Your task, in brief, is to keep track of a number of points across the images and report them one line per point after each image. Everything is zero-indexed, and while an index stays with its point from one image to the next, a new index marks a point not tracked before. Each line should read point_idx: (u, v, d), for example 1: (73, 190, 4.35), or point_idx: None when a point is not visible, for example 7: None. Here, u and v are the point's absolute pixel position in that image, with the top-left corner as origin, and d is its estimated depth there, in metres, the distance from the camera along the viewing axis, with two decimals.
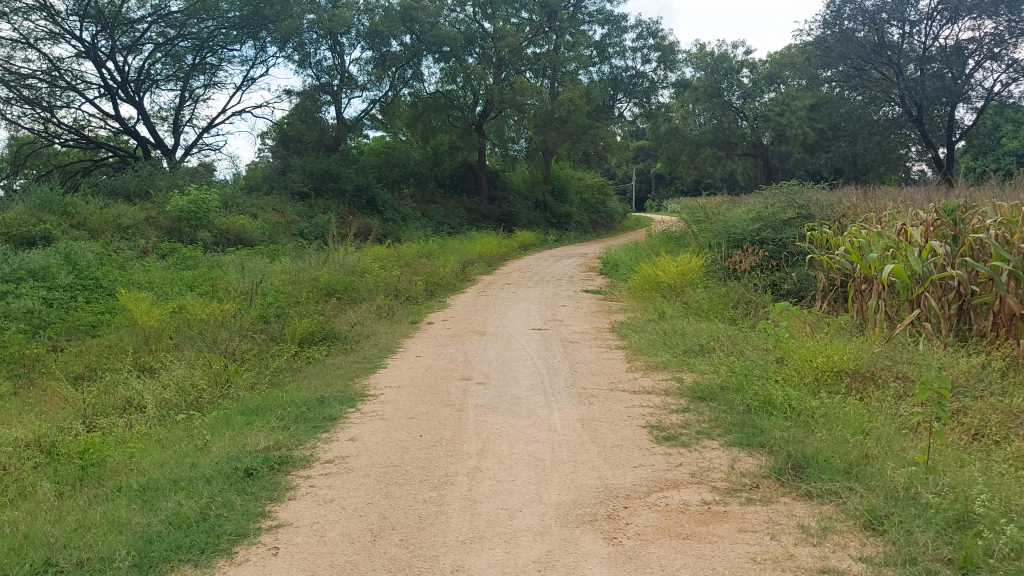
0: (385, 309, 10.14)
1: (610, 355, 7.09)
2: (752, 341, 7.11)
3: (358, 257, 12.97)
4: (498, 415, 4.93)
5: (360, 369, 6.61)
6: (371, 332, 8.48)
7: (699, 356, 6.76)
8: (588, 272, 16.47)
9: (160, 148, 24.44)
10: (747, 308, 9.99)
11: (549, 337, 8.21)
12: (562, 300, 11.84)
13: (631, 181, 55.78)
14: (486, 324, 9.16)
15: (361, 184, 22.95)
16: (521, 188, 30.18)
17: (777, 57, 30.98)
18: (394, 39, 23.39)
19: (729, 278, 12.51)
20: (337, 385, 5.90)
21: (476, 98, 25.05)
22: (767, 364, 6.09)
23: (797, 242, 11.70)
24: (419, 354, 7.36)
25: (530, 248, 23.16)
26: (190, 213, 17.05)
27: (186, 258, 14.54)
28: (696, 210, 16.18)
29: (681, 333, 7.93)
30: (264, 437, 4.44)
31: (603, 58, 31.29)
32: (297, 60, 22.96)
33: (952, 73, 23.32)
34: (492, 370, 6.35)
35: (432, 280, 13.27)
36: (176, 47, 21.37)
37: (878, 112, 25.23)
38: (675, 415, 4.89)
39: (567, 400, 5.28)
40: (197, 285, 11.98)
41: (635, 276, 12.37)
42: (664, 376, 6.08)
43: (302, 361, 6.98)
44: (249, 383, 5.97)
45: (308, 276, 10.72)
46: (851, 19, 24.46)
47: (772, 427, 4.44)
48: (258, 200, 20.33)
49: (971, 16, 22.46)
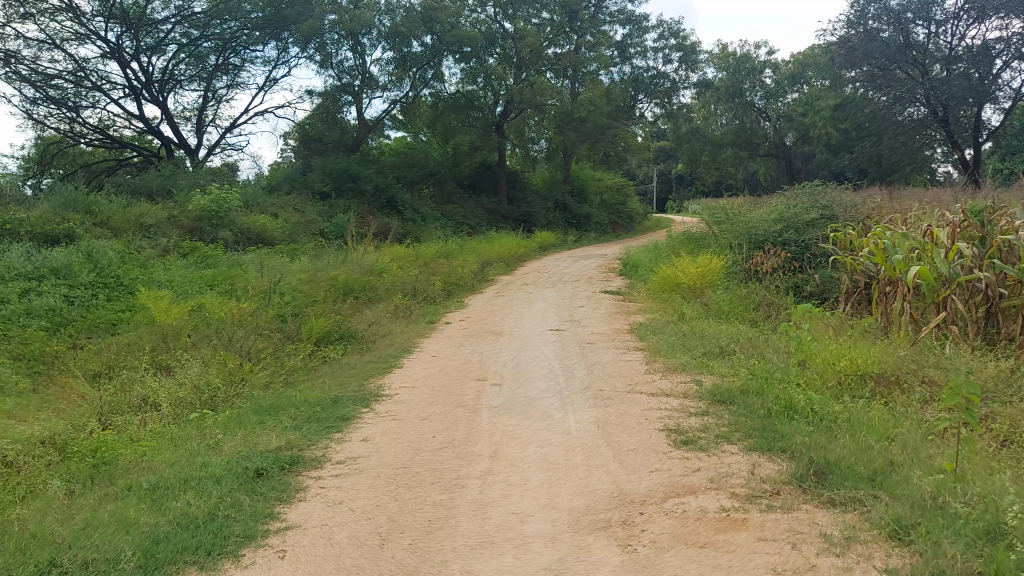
0: (402, 309, 10.12)
1: (628, 356, 6.99)
2: (773, 344, 6.97)
3: (376, 257, 12.98)
4: (512, 416, 4.86)
5: (375, 369, 6.57)
6: (387, 332, 8.44)
7: (718, 358, 6.65)
8: (607, 273, 16.35)
9: (183, 147, 24.66)
10: (768, 310, 9.84)
11: (566, 338, 8.13)
12: (580, 300, 11.76)
13: (652, 182, 55.56)
14: (503, 325, 9.10)
15: (380, 184, 23.00)
16: (541, 189, 30.09)
17: (801, 57, 30.72)
18: (415, 40, 23.43)
19: (750, 279, 12.35)
20: (350, 385, 5.85)
21: (496, 98, 25.03)
22: (789, 367, 5.97)
23: (820, 244, 11.54)
24: (435, 354, 7.31)
25: (548, 249, 23.10)
26: (211, 212, 17.17)
27: (207, 257, 14.64)
28: (717, 211, 16.05)
29: (701, 335, 7.81)
30: (275, 437, 4.41)
31: (624, 59, 31.20)
32: (318, 61, 23.08)
33: (979, 73, 23.12)
34: (507, 371, 6.29)
35: (450, 280, 13.23)
36: (199, 47, 21.51)
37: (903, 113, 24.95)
38: (693, 418, 4.79)
39: (582, 402, 5.20)
40: (216, 283, 12.02)
41: (654, 277, 12.25)
42: (682, 378, 5.98)
43: (318, 360, 6.95)
44: (263, 383, 5.95)
45: (326, 276, 10.73)
46: (876, 19, 24.36)
47: (794, 432, 4.33)
48: (278, 199, 20.43)
49: (998, 16, 22.18)
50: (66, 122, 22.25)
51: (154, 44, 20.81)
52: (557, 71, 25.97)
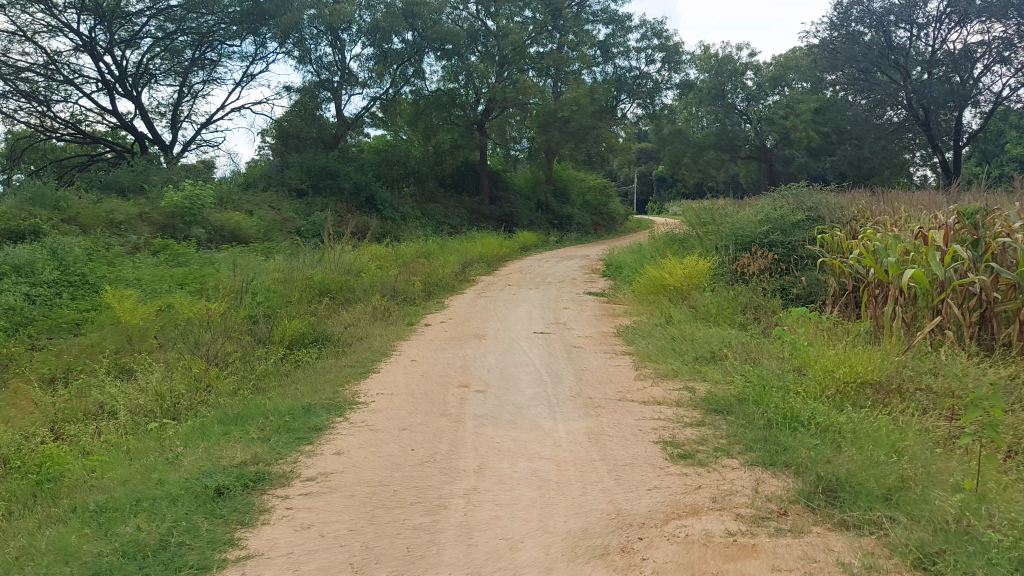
0: (381, 310, 9.76)
1: (617, 361, 6.70)
2: (767, 349, 6.71)
3: (355, 256, 12.61)
4: (497, 426, 4.55)
5: (351, 374, 6.22)
6: (366, 335, 8.09)
7: (711, 363, 6.38)
8: (591, 274, 16.13)
9: (158, 144, 24.12)
10: (757, 313, 9.61)
11: (552, 341, 7.82)
12: (564, 302, 11.48)
13: (634, 183, 55.57)
14: (486, 328, 8.78)
15: (360, 183, 22.56)
16: (523, 189, 29.81)
17: (782, 60, 30.72)
18: (396, 36, 23.04)
19: (736, 281, 12.12)
20: (324, 392, 5.51)
21: (478, 96, 24.71)
22: (785, 374, 5.71)
23: (808, 246, 11.33)
24: (414, 359, 6.98)
25: (531, 249, 22.82)
26: (184, 209, 16.69)
27: (179, 254, 14.19)
28: (701, 212, 15.85)
29: (690, 339, 7.54)
30: (240, 450, 4.07)
31: (607, 59, 31.07)
32: (297, 56, 22.63)
33: (960, 77, 23.13)
34: (491, 376, 5.98)
35: (430, 280, 12.90)
36: (175, 42, 21.04)
37: (883, 116, 24.96)
38: (689, 430, 4.50)
39: (572, 412, 4.90)
40: (187, 283, 11.60)
41: (640, 278, 11.99)
42: (674, 386, 5.70)
43: (292, 365, 6.60)
44: (231, 389, 5.58)
45: (302, 275, 10.36)
46: (859, 21, 24.29)
47: (798, 445, 4.05)
48: (255, 197, 19.97)
49: (980, 19, 22.14)
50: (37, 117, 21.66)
51: (128, 37, 20.30)
52: (540, 70, 25.70)
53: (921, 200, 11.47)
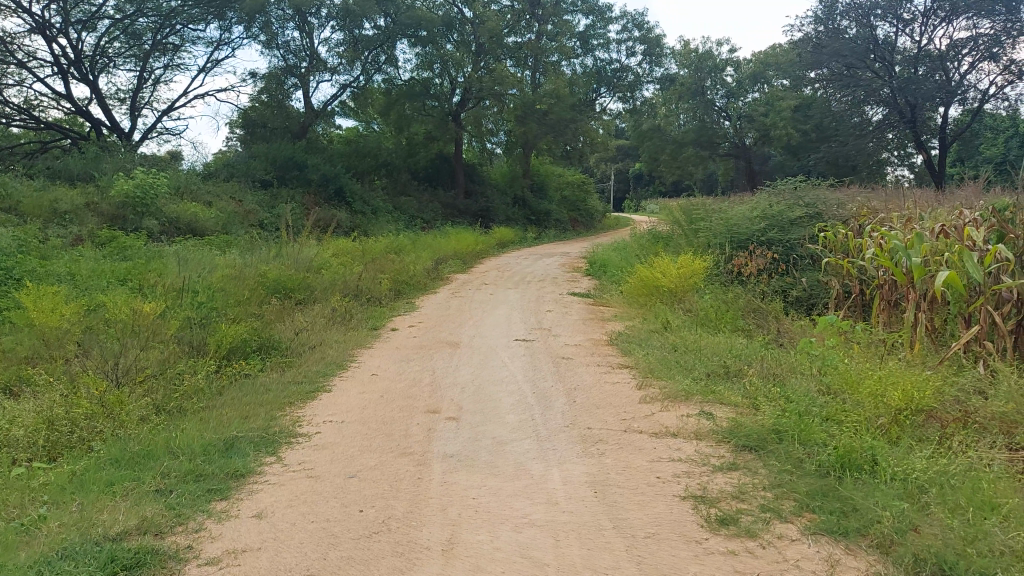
0: (340, 311, 8.68)
1: (613, 379, 5.67)
2: (790, 363, 5.71)
3: (317, 251, 11.47)
4: (472, 473, 3.52)
5: (295, 393, 5.14)
6: (320, 342, 7.01)
7: (726, 382, 5.39)
8: (573, 273, 15.12)
9: (117, 132, 22.74)
10: (759, 319, 8.67)
11: (536, 352, 6.76)
12: (546, 304, 10.49)
13: (611, 181, 54.83)
14: (460, 334, 7.72)
15: (328, 174, 21.34)
16: (499, 183, 28.69)
17: (762, 56, 29.84)
18: (368, 22, 21.91)
19: (733, 282, 11.17)
20: (257, 420, 4.42)
21: (454, 86, 23.63)
22: (819, 396, 4.72)
23: (809, 244, 10.42)
24: (373, 373, 5.89)
25: (507, 246, 21.79)
26: (137, 199, 15.43)
27: (126, 247, 12.96)
28: (687, 207, 14.97)
29: (695, 350, 6.56)
30: (123, 513, 2.97)
31: (586, 50, 30.14)
32: (263, 41, 21.34)
33: (945, 74, 22.33)
34: (466, 398, 4.95)
35: (400, 279, 11.80)
36: (135, 24, 19.64)
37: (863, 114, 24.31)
38: (719, 477, 3.50)
39: (569, 451, 3.87)
40: (130, 278, 10.43)
41: (628, 279, 11.01)
42: (688, 412, 4.69)
43: (226, 384, 5.49)
44: (139, 416, 4.43)
45: (253, 271, 9.25)
46: (844, 16, 23.74)
47: (872, 504, 3.05)
48: (215, 187, 18.75)
49: (968, 16, 21.45)
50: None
51: (85, 18, 18.90)
52: (518, 60, 24.59)
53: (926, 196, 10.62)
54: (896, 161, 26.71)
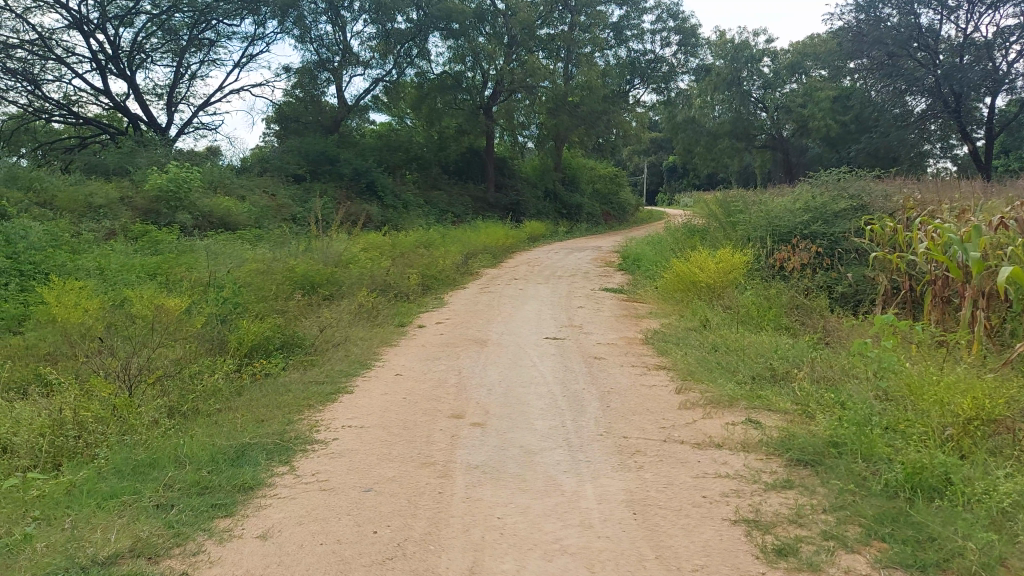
0: (368, 306, 8.44)
1: (650, 381, 5.32)
2: (840, 365, 5.32)
3: (345, 245, 11.23)
4: (498, 488, 3.21)
5: (315, 394, 4.88)
6: (344, 339, 6.76)
7: (771, 385, 5.02)
8: (606, 268, 14.74)
9: (152, 126, 22.82)
10: (804, 316, 8.24)
11: (568, 351, 6.44)
12: (579, 299, 10.16)
13: (643, 174, 54.19)
14: (489, 331, 7.43)
15: (359, 167, 21.16)
16: (530, 176, 28.33)
17: (800, 47, 29.01)
18: (399, 15, 21.72)
19: (774, 277, 10.70)
20: (273, 424, 4.17)
21: (486, 79, 23.30)
22: (877, 402, 4.33)
23: (855, 238, 9.93)
24: (397, 373, 5.62)
25: (539, 240, 21.45)
26: (169, 193, 15.38)
27: (158, 241, 12.87)
28: (723, 200, 14.50)
29: (737, 350, 6.18)
30: (118, 532, 2.72)
31: (620, 41, 29.60)
32: (296, 35, 21.22)
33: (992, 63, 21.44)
34: (494, 402, 4.65)
35: (428, 273, 11.55)
36: (171, 20, 19.63)
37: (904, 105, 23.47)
38: (773, 497, 3.15)
39: (605, 464, 3.55)
40: (159, 272, 10.30)
41: (664, 273, 10.61)
42: (733, 419, 4.34)
43: (246, 384, 5.26)
44: (151, 419, 4.20)
45: (281, 266, 9.06)
46: (886, 4, 22.87)
47: (952, 532, 2.69)
48: (246, 181, 18.71)
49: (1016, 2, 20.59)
50: (28, 98, 20.40)
51: (122, 13, 18.92)
52: (550, 52, 24.19)
53: (978, 187, 10.06)
54: (939, 152, 25.83)
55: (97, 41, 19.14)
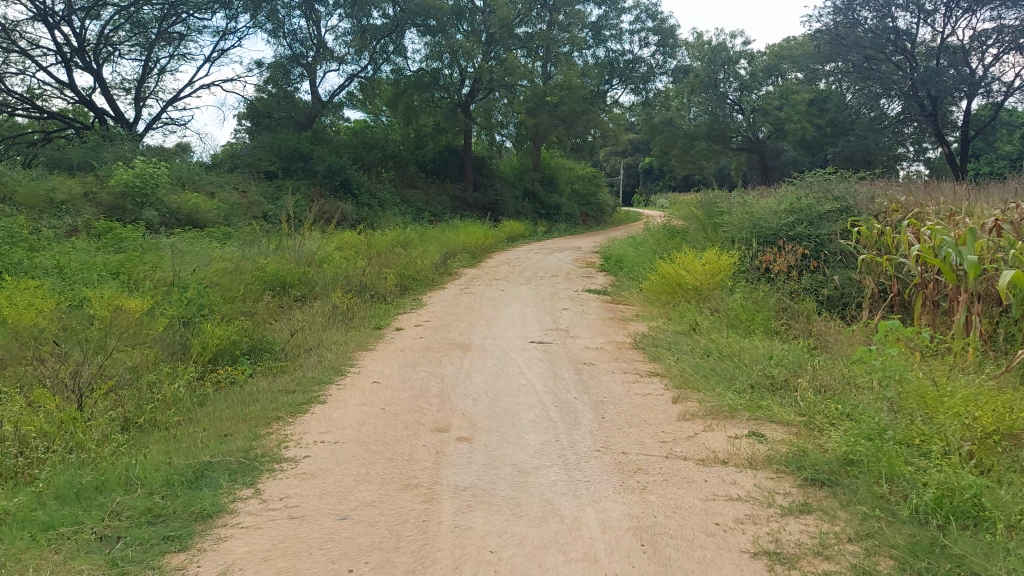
0: (342, 308, 8.07)
1: (644, 389, 5.03)
2: (841, 371, 5.05)
3: (319, 244, 10.81)
4: (489, 516, 2.88)
5: (284, 406, 4.52)
6: (317, 343, 6.38)
7: (771, 395, 4.74)
8: (588, 269, 14.48)
9: (120, 121, 22.14)
10: (793, 319, 8.01)
11: (555, 357, 6.12)
12: (562, 302, 9.86)
13: (619, 176, 54.13)
14: (471, 335, 7.09)
15: (334, 165, 20.68)
16: (508, 175, 28.01)
17: (777, 49, 29.01)
18: (376, 10, 21.39)
19: (759, 280, 10.47)
20: (238, 439, 3.81)
21: (464, 77, 22.89)
22: (889, 414, 4.05)
23: (841, 239, 9.72)
24: (375, 381, 5.26)
25: (517, 240, 21.13)
26: (136, 188, 14.85)
27: (122, 238, 12.36)
28: (705, 200, 14.28)
29: (730, 356, 5.91)
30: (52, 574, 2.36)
31: (598, 41, 29.38)
32: (269, 29, 20.72)
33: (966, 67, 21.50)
34: (481, 413, 4.32)
35: (406, 273, 11.16)
36: (140, 12, 19.01)
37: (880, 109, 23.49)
38: (792, 524, 2.86)
39: (605, 485, 3.23)
40: (123, 271, 9.84)
41: (648, 276, 10.35)
42: (737, 432, 4.06)
43: (210, 394, 4.88)
44: (100, 434, 3.81)
45: (251, 266, 8.67)
46: (863, 7, 22.73)
47: (999, 568, 2.40)
48: (218, 177, 18.21)
49: (992, 7, 20.65)
50: None
51: (88, 5, 18.31)
52: (529, 51, 23.84)
53: (963, 189, 9.89)
54: (913, 156, 25.95)
55: (62, 33, 18.48)
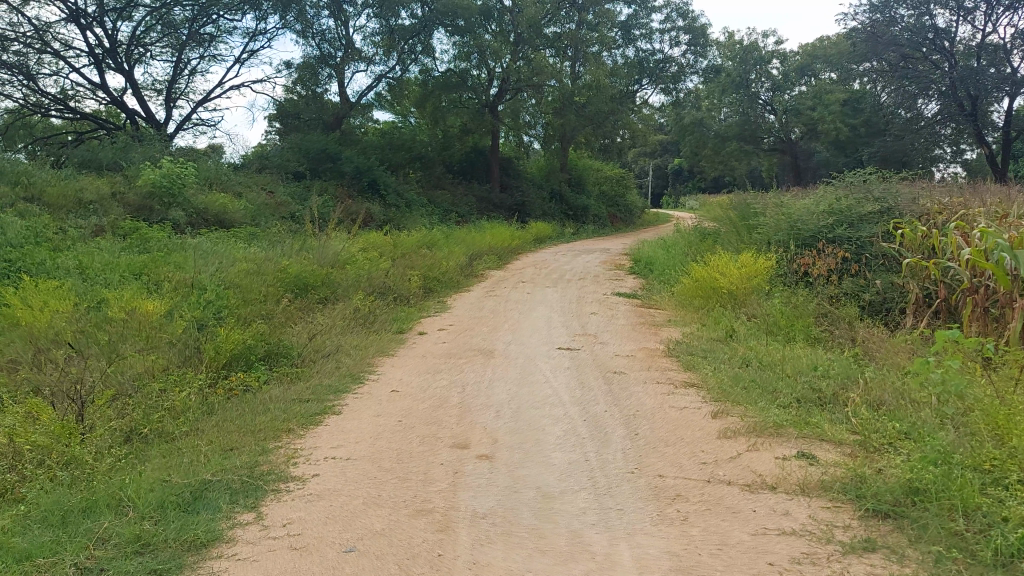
0: (364, 311, 7.82)
1: (680, 402, 4.69)
2: (894, 386, 4.65)
3: (342, 244, 10.58)
4: (512, 551, 2.57)
5: (298, 416, 4.26)
6: (336, 349, 6.12)
7: (819, 412, 4.37)
8: (616, 271, 14.11)
9: (151, 122, 22.18)
10: (834, 326, 7.58)
11: (584, 365, 5.80)
12: (591, 305, 9.52)
13: (648, 177, 53.51)
14: (495, 341, 6.79)
15: (361, 166, 20.53)
16: (536, 176, 27.70)
17: (810, 48, 28.39)
18: (403, 10, 21.22)
19: (797, 284, 10.03)
20: (245, 455, 3.55)
21: (492, 77, 22.60)
22: (954, 435, 3.67)
23: (885, 242, 9.24)
24: (394, 389, 4.98)
25: (544, 242, 20.80)
26: (164, 188, 14.74)
27: (148, 238, 12.25)
28: (737, 201, 13.82)
29: (770, 367, 5.53)
30: None
31: (628, 41, 28.94)
32: (297, 30, 20.61)
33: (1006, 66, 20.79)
34: (506, 428, 4.02)
35: (430, 275, 10.90)
36: (171, 14, 18.96)
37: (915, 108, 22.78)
38: (855, 565, 2.53)
39: (640, 516, 2.91)
40: (145, 272, 9.68)
41: (681, 279, 9.96)
42: (784, 453, 3.71)
43: (221, 402, 4.64)
44: (99, 446, 3.59)
45: (272, 267, 8.46)
46: (900, 4, 21.99)
47: None
48: (245, 178, 18.13)
49: None
50: (23, 92, 19.78)
51: (120, 6, 18.30)
52: (558, 50, 23.49)
53: (1011, 191, 9.37)
54: (949, 157, 25.09)
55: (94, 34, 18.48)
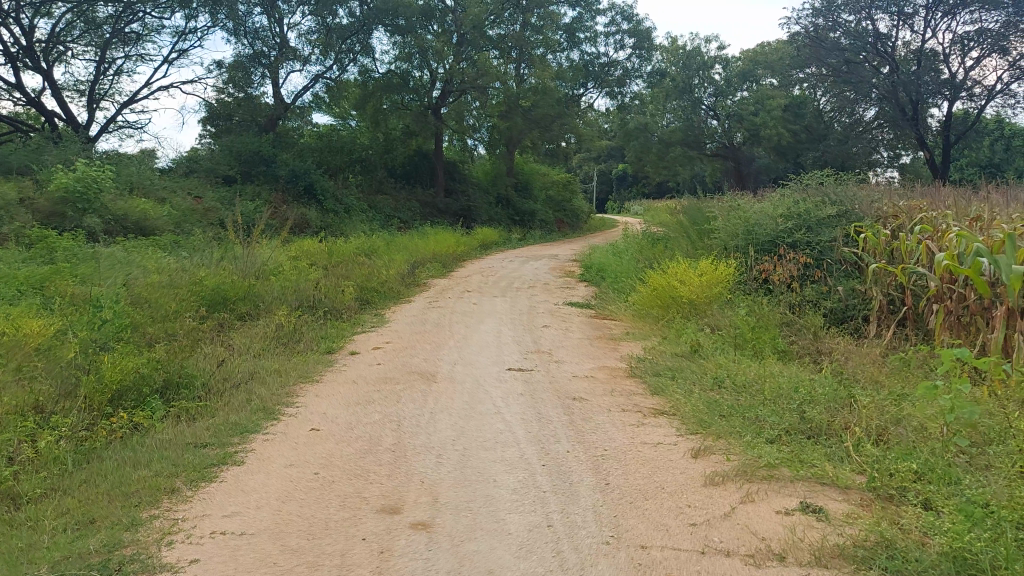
0: (287, 327, 6.95)
1: (652, 437, 4.02)
2: (893, 414, 4.01)
3: (269, 252, 9.68)
4: None
5: (189, 470, 3.44)
6: (249, 377, 5.24)
7: (814, 449, 3.72)
8: (568, 279, 13.48)
9: (71, 124, 20.74)
10: (801, 337, 7.00)
11: (539, 390, 5.08)
12: (542, 317, 8.84)
13: (593, 182, 53.37)
14: (437, 362, 6.02)
15: (298, 170, 19.26)
16: (481, 181, 26.97)
17: (750, 54, 28.30)
18: (340, 8, 20.29)
19: (756, 291, 9.47)
20: (104, 534, 2.75)
21: (434, 78, 21.77)
22: (988, 480, 3.03)
23: (845, 246, 8.74)
24: (314, 427, 4.19)
25: (490, 248, 20.07)
26: (78, 193, 13.40)
27: (54, 247, 11.04)
28: (688, 203, 13.30)
29: (745, 390, 4.87)
30: None
31: (572, 44, 28.50)
32: (229, 28, 19.42)
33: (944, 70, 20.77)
34: (452, 480, 3.28)
35: (368, 286, 10.05)
36: (94, 11, 17.63)
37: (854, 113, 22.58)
38: None
39: None
40: (46, 283, 8.62)
41: (636, 288, 9.33)
42: (787, 506, 3.06)
43: (96, 451, 3.78)
44: None
45: (187, 280, 7.52)
46: (844, 9, 21.86)
47: None
48: (171, 182, 16.97)
49: (971, 10, 19.86)
50: None
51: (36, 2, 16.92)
52: (501, 51, 22.77)
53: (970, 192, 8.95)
54: (886, 161, 24.63)
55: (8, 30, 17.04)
